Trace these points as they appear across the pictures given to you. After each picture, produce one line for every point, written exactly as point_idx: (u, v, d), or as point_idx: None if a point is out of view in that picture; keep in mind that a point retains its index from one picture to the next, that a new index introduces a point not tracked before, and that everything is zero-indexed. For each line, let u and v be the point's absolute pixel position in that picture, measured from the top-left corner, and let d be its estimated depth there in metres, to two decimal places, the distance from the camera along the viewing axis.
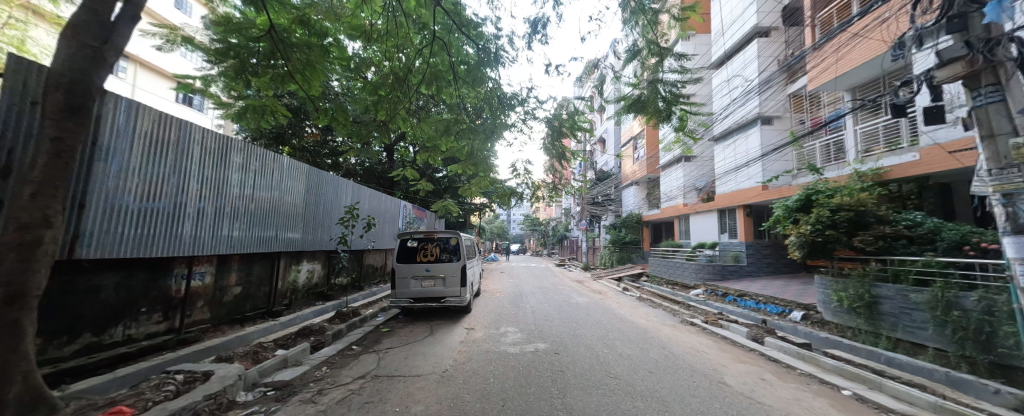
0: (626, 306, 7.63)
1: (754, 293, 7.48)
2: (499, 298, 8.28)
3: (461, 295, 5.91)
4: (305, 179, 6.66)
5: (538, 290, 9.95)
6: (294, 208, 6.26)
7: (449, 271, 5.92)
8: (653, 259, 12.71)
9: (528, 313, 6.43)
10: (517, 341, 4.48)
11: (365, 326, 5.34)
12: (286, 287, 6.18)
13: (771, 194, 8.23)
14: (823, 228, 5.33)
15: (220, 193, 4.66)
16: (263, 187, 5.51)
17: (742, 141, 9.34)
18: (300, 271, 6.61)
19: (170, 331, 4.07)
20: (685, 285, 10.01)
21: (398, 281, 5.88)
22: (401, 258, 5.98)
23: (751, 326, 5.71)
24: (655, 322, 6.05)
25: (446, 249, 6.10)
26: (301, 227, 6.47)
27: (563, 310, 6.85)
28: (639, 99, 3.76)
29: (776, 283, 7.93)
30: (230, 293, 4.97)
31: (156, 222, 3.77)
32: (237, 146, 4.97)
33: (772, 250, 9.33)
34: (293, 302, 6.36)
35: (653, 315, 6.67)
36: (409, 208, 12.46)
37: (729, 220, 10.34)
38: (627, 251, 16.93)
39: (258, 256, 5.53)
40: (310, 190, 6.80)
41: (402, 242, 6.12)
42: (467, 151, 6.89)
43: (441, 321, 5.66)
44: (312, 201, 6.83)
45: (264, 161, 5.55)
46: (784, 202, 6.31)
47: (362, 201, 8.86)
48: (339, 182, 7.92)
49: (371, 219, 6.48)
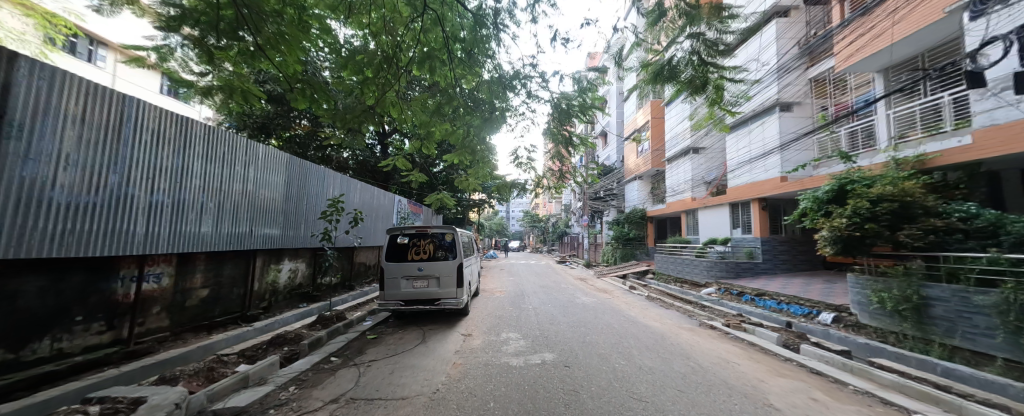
0: (636, 307, 7.09)
1: (774, 293, 6.95)
2: (499, 298, 7.75)
3: (458, 297, 5.33)
4: (285, 170, 6.06)
5: (541, 289, 9.41)
6: (272, 201, 5.67)
7: (444, 271, 5.34)
8: (659, 256, 12.19)
9: (531, 315, 5.88)
10: (520, 351, 3.91)
11: (349, 332, 4.77)
12: (264, 288, 5.61)
13: (792, 185, 7.69)
14: (861, 221, 4.76)
15: (180, 184, 4.06)
16: (234, 178, 4.91)
17: (759, 131, 8.75)
18: (281, 271, 6.03)
19: (116, 343, 3.49)
20: (695, 283, 9.49)
21: (388, 282, 5.30)
22: (391, 256, 5.40)
23: (778, 330, 5.17)
24: (671, 325, 5.51)
25: (440, 246, 5.52)
26: (281, 223, 5.88)
27: (568, 312, 6.30)
28: (667, 69, 3.16)
29: (795, 282, 7.40)
30: (194, 297, 4.38)
31: (94, 217, 3.16)
32: (202, 130, 4.36)
33: (788, 247, 8.80)
34: (273, 305, 5.79)
35: (667, 317, 6.12)
36: (403, 204, 11.89)
37: (744, 215, 9.70)
38: (631, 247, 16.42)
39: (230, 255, 4.95)
40: (291, 183, 6.20)
41: (392, 238, 5.55)
42: (464, 138, 6.30)
43: (435, 326, 5.10)
44: (293, 195, 6.25)
45: (236, 148, 4.94)
46: (812, 193, 5.73)
47: (351, 195, 8.27)
48: (325, 173, 7.32)
49: (358, 213, 5.90)
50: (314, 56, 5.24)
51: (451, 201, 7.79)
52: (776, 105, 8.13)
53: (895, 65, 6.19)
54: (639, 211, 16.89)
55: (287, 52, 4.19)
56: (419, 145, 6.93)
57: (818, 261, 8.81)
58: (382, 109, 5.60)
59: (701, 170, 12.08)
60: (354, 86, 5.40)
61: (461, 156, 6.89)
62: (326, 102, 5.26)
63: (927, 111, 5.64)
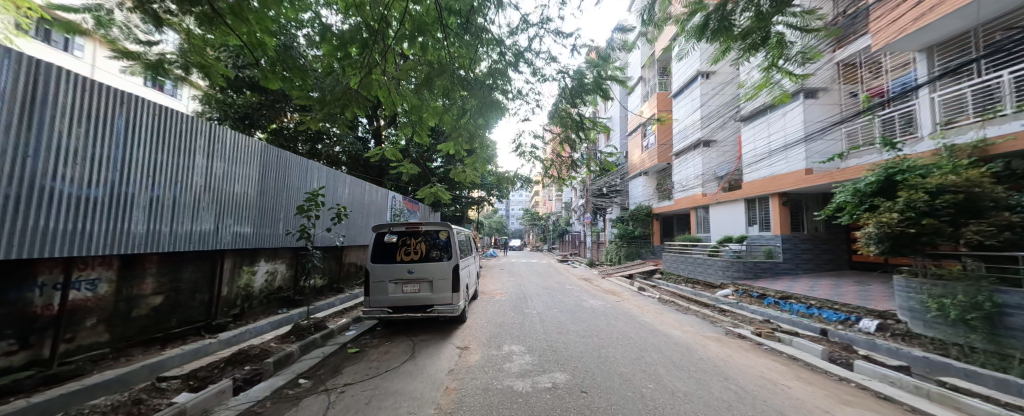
0: (650, 311, 6.48)
1: (802, 295, 6.35)
2: (500, 302, 7.13)
3: (454, 303, 4.70)
4: (259, 163, 5.39)
5: (544, 290, 8.78)
6: (241, 195, 4.99)
7: (438, 273, 4.71)
8: (667, 255, 11.58)
9: (536, 322, 5.25)
10: (527, 371, 3.30)
11: (328, 345, 4.15)
12: (234, 293, 4.96)
13: (820, 178, 7.08)
14: (916, 216, 4.15)
15: (124, 176, 3.41)
16: (195, 170, 4.25)
17: (778, 120, 8.11)
18: (256, 273, 5.39)
19: (34, 365, 2.84)
20: (708, 284, 8.89)
21: (374, 286, 4.66)
22: (377, 257, 4.76)
23: (818, 341, 4.55)
24: (694, 333, 4.89)
25: (433, 246, 4.89)
26: (254, 221, 5.24)
27: (577, 318, 5.70)
28: (717, 24, 2.46)
29: (824, 283, 6.78)
30: (143, 306, 3.72)
31: (5, 213, 2.50)
32: (151, 113, 3.68)
33: (811, 245, 8.17)
34: (246, 312, 5.15)
35: (688, 323, 5.49)
36: (397, 200, 11.20)
37: (762, 212, 9.04)
38: (636, 245, 15.82)
39: (189, 257, 4.29)
40: (266, 177, 5.53)
41: (378, 236, 4.89)
42: (461, 124, 5.62)
43: (427, 337, 4.48)
44: (268, 190, 5.58)
45: (197, 136, 4.27)
46: (852, 184, 5.08)
47: (336, 191, 7.62)
48: (306, 166, 6.63)
49: (342, 208, 5.25)
50: (289, 31, 4.59)
51: (447, 195, 7.09)
52: (799, 92, 7.47)
53: (942, 44, 5.57)
54: (644, 208, 16.26)
55: (254, 21, 3.55)
56: (412, 132, 6.26)
57: (842, 261, 8.20)
58: (368, 93, 4.89)
59: (712, 165, 11.45)
60: (335, 66, 4.71)
61: (457, 146, 6.24)
62: (302, 82, 4.57)
63: (981, 93, 5.05)
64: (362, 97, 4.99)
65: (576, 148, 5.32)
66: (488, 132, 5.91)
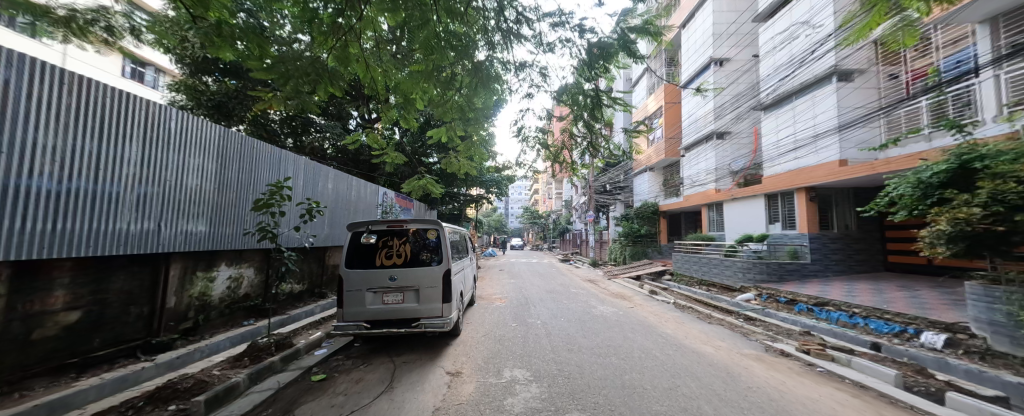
0: (669, 319, 5.74)
1: (840, 302, 5.62)
2: (500, 308, 6.38)
3: (444, 317, 3.93)
4: (215, 150, 4.56)
5: (548, 294, 8.05)
6: (192, 187, 4.18)
7: (425, 280, 3.96)
8: (678, 255, 10.86)
9: (541, 337, 4.50)
10: (535, 411, 2.53)
11: (288, 371, 3.37)
12: (184, 304, 4.19)
13: (858, 169, 6.35)
14: (1003, 210, 3.42)
15: (17, 164, 2.59)
16: (128, 158, 3.43)
17: (804, 107, 7.40)
18: (214, 279, 4.61)
19: None
20: (726, 287, 8.16)
21: (347, 296, 3.88)
22: (353, 262, 3.98)
23: (880, 360, 3.80)
24: (729, 350, 4.14)
25: (419, 247, 4.12)
26: (209, 218, 4.43)
27: (588, 329, 4.97)
28: None
29: (863, 288, 6.03)
30: (49, 325, 2.93)
31: None
32: (53, 84, 2.82)
33: (842, 245, 7.43)
34: (201, 326, 4.38)
35: (717, 336, 4.75)
36: (389, 197, 10.41)
37: (785, 208, 8.28)
38: (641, 244, 15.06)
39: (119, 261, 3.49)
40: (223, 167, 4.69)
41: (354, 237, 4.11)
42: (455, 108, 4.84)
43: (412, 358, 3.71)
44: (227, 182, 4.75)
45: (127, 116, 3.43)
46: (912, 174, 4.34)
47: (314, 186, 6.81)
48: (278, 156, 5.82)
49: (315, 204, 4.48)
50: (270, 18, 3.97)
51: (438, 189, 6.29)
52: (831, 75, 6.75)
53: (1010, 12, 4.87)
54: (651, 205, 15.57)
55: None
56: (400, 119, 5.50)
57: (874, 262, 7.47)
58: (344, 68, 4.13)
59: (726, 158, 10.70)
60: (300, 35, 3.88)
61: (451, 133, 5.49)
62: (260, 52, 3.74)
63: None
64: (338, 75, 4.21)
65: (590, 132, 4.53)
66: (485, 116, 5.14)
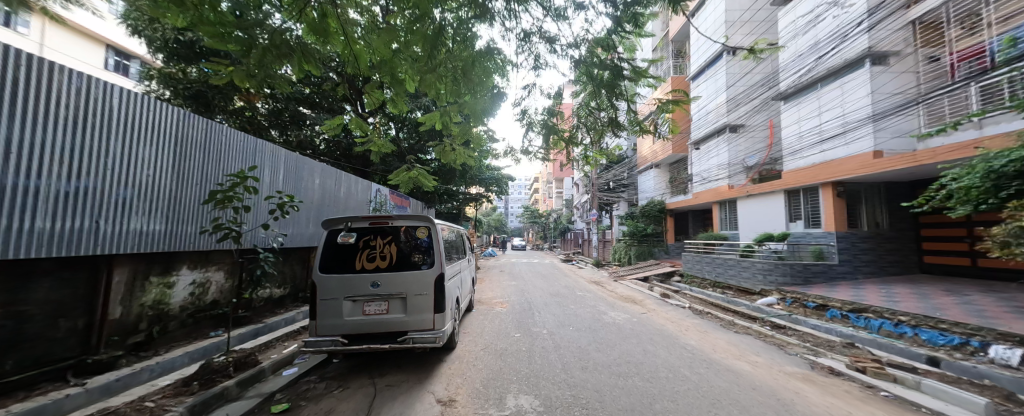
0: (689, 327, 5.16)
1: (881, 308, 5.02)
2: (501, 315, 5.80)
3: (435, 330, 3.32)
4: (172, 137, 3.82)
5: (552, 298, 7.48)
6: (143, 178, 3.51)
7: (414, 286, 3.37)
8: (688, 256, 10.29)
9: (550, 351, 3.92)
10: None
11: (244, 399, 2.77)
12: (134, 314, 3.58)
13: (896, 162, 5.77)
14: None
15: None
16: (47, 146, 2.70)
17: (832, 94, 6.81)
18: (172, 284, 3.98)
19: None
20: (745, 290, 7.58)
21: (321, 306, 3.26)
22: (327, 265, 3.37)
23: (955, 381, 3.19)
24: (768, 368, 3.55)
25: (409, 248, 3.53)
26: (162, 216, 3.72)
27: (601, 340, 4.39)
28: None
29: (904, 293, 5.44)
30: None
31: None
32: None
33: (872, 244, 6.85)
34: (156, 340, 3.78)
35: (749, 348, 4.16)
36: (383, 193, 9.84)
37: (808, 205, 7.68)
38: (647, 244, 14.50)
39: (43, 266, 2.86)
40: (183, 156, 3.96)
41: (330, 236, 3.50)
42: (448, 92, 4.11)
43: (397, 380, 3.11)
44: (188, 173, 4.03)
45: (45, 93, 2.68)
46: (980, 163, 3.73)
47: (298, 180, 6.19)
48: (255, 144, 5.16)
49: (288, 198, 3.85)
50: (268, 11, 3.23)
51: (430, 182, 5.69)
52: (865, 57, 6.16)
53: None
54: (657, 204, 15.01)
55: None
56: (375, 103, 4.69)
57: (907, 263, 6.91)
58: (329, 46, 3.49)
59: (741, 153, 10.06)
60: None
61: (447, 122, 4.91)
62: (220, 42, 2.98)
63: None
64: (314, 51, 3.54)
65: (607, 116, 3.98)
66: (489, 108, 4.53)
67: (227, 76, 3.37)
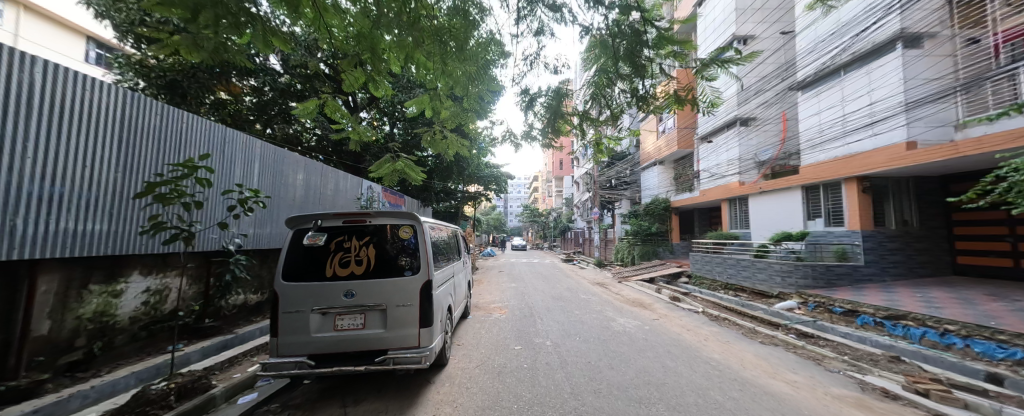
0: (708, 336, 4.65)
1: (923, 316, 4.52)
2: (500, 322, 5.29)
3: (420, 349, 2.79)
4: (114, 121, 3.20)
5: (555, 302, 6.97)
6: (79, 168, 2.94)
7: (396, 296, 2.85)
8: (696, 256, 9.79)
9: (555, 368, 3.38)
10: None
11: None
12: (68, 329, 3.04)
13: (932, 154, 5.27)
14: None
15: None
16: None
17: (859, 81, 6.27)
18: (120, 292, 3.46)
19: None
20: (761, 293, 7.08)
21: (283, 320, 2.73)
22: (291, 271, 2.84)
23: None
24: (815, 391, 3.01)
25: (390, 251, 3.00)
26: (98, 213, 3.11)
27: (614, 353, 3.88)
28: None
29: (944, 298, 4.94)
30: None
31: None
32: None
33: (900, 244, 6.36)
34: (97, 358, 3.24)
35: (783, 364, 3.63)
36: (375, 191, 9.34)
37: (829, 202, 7.18)
38: (651, 243, 14.00)
39: None
40: (129, 144, 3.35)
41: (297, 237, 2.97)
42: (438, 72, 3.40)
43: (374, 410, 2.57)
44: (135, 164, 3.41)
45: None
46: None
47: (279, 174, 5.66)
48: (228, 133, 4.60)
49: (253, 192, 3.32)
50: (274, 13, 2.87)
51: (417, 174, 5.27)
52: (896, 40, 5.65)
53: None
54: (661, 202, 14.54)
55: None
56: (355, 87, 4.03)
57: (937, 264, 6.43)
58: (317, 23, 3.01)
59: (753, 147, 9.53)
60: None
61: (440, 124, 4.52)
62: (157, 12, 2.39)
63: None
64: (284, 27, 2.95)
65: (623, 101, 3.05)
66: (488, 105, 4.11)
67: (168, 45, 2.74)
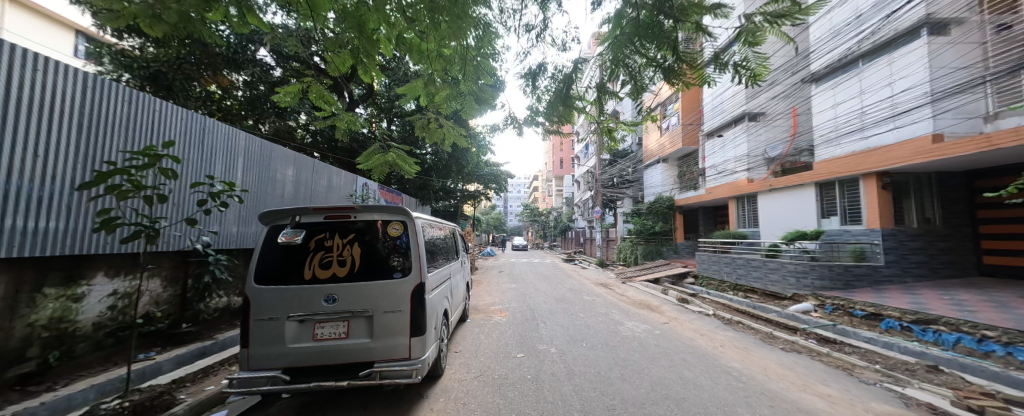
0: (724, 342, 4.34)
1: (955, 320, 4.21)
2: (501, 326, 4.98)
3: (412, 361, 2.45)
4: (69, 105, 2.83)
5: (559, 304, 6.65)
6: (28, 157, 2.58)
7: (384, 301, 2.52)
8: (703, 255, 9.48)
9: (562, 380, 3.05)
10: None
11: None
12: (18, 337, 2.70)
13: (963, 146, 4.93)
14: None
15: None
16: None
17: (880, 71, 5.94)
18: (81, 295, 3.12)
19: None
20: (774, 294, 6.78)
21: (254, 329, 2.40)
22: (264, 273, 2.52)
23: None
24: (853, 406, 2.69)
25: (378, 250, 2.67)
26: (44, 208, 2.71)
27: (626, 361, 3.56)
28: None
29: (976, 301, 4.62)
30: None
31: None
32: None
33: (922, 243, 6.05)
34: (52, 370, 2.89)
35: (811, 374, 3.31)
36: (371, 188, 9.03)
37: (845, 199, 6.87)
38: (655, 243, 13.70)
39: None
40: (88, 132, 2.98)
41: (271, 234, 2.63)
42: (433, 54, 3.06)
43: None
44: (95, 153, 3.03)
45: None
46: None
47: (267, 169, 5.32)
48: (208, 124, 4.25)
49: (228, 185, 2.96)
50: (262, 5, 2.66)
51: (411, 168, 5.04)
52: (920, 26, 5.33)
53: None
54: (665, 200, 14.25)
55: None
56: (341, 71, 3.66)
57: (961, 265, 6.13)
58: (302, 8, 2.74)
59: (762, 143, 9.20)
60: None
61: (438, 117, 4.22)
62: None
63: None
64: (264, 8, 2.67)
65: (637, 88, 2.50)
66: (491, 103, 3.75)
67: (123, 15, 2.38)
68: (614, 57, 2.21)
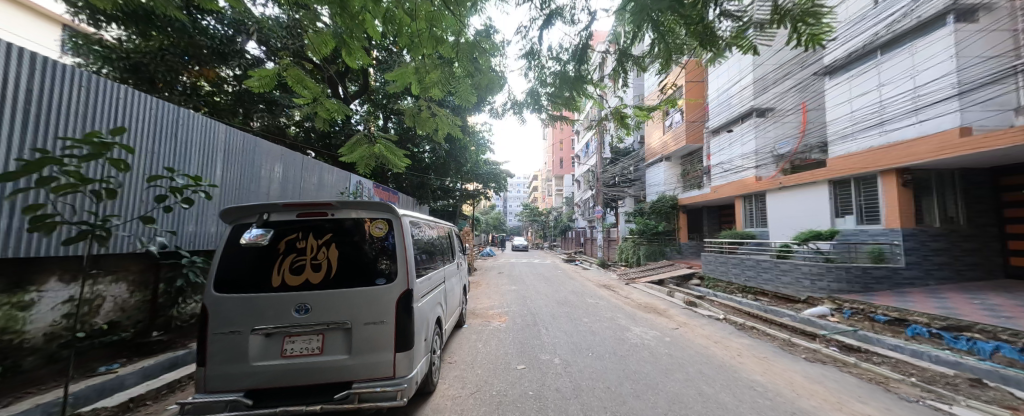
0: (742, 351, 4.01)
1: (991, 326, 3.90)
2: (501, 332, 4.65)
3: (396, 382, 2.12)
4: (13, 87, 2.46)
5: (562, 308, 6.33)
6: None
7: (364, 312, 2.19)
8: (709, 256, 9.17)
9: (569, 398, 2.71)
10: None
11: None
12: None
13: (994, 140, 4.61)
14: None
15: None
16: None
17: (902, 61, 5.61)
18: (28, 302, 2.77)
19: None
20: (787, 297, 6.46)
21: (213, 344, 2.07)
22: (226, 278, 2.20)
23: None
24: None
25: (358, 253, 2.33)
26: None
27: (641, 375, 3.23)
28: None
29: (1011, 306, 4.31)
30: None
31: None
32: None
33: (946, 244, 5.74)
34: None
35: (845, 390, 2.97)
36: (365, 187, 8.70)
37: (862, 197, 6.56)
38: (658, 243, 13.41)
39: None
40: (36, 119, 2.60)
41: (235, 234, 2.30)
42: (424, 35, 2.70)
43: None
44: (45, 143, 2.67)
45: None
46: None
47: (250, 165, 4.98)
48: (183, 115, 3.90)
49: (196, 179, 2.60)
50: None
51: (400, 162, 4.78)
52: (947, 13, 5.02)
53: None
54: (668, 199, 13.95)
55: None
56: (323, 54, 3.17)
57: (986, 266, 5.82)
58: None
59: (770, 140, 8.88)
60: None
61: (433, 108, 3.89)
62: None
63: None
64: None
65: (664, 63, 2.06)
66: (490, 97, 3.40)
67: None
68: (635, 26, 1.73)
